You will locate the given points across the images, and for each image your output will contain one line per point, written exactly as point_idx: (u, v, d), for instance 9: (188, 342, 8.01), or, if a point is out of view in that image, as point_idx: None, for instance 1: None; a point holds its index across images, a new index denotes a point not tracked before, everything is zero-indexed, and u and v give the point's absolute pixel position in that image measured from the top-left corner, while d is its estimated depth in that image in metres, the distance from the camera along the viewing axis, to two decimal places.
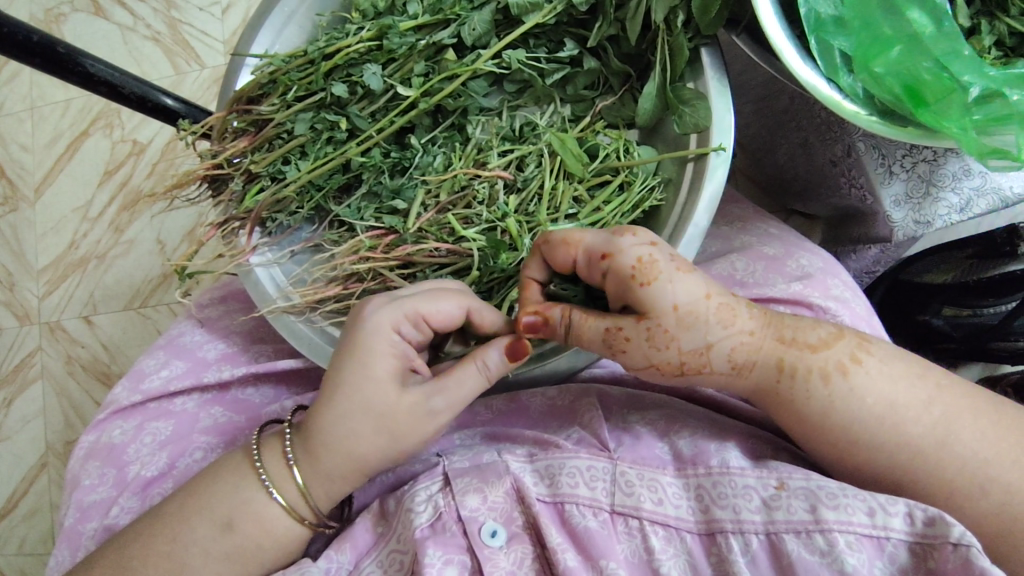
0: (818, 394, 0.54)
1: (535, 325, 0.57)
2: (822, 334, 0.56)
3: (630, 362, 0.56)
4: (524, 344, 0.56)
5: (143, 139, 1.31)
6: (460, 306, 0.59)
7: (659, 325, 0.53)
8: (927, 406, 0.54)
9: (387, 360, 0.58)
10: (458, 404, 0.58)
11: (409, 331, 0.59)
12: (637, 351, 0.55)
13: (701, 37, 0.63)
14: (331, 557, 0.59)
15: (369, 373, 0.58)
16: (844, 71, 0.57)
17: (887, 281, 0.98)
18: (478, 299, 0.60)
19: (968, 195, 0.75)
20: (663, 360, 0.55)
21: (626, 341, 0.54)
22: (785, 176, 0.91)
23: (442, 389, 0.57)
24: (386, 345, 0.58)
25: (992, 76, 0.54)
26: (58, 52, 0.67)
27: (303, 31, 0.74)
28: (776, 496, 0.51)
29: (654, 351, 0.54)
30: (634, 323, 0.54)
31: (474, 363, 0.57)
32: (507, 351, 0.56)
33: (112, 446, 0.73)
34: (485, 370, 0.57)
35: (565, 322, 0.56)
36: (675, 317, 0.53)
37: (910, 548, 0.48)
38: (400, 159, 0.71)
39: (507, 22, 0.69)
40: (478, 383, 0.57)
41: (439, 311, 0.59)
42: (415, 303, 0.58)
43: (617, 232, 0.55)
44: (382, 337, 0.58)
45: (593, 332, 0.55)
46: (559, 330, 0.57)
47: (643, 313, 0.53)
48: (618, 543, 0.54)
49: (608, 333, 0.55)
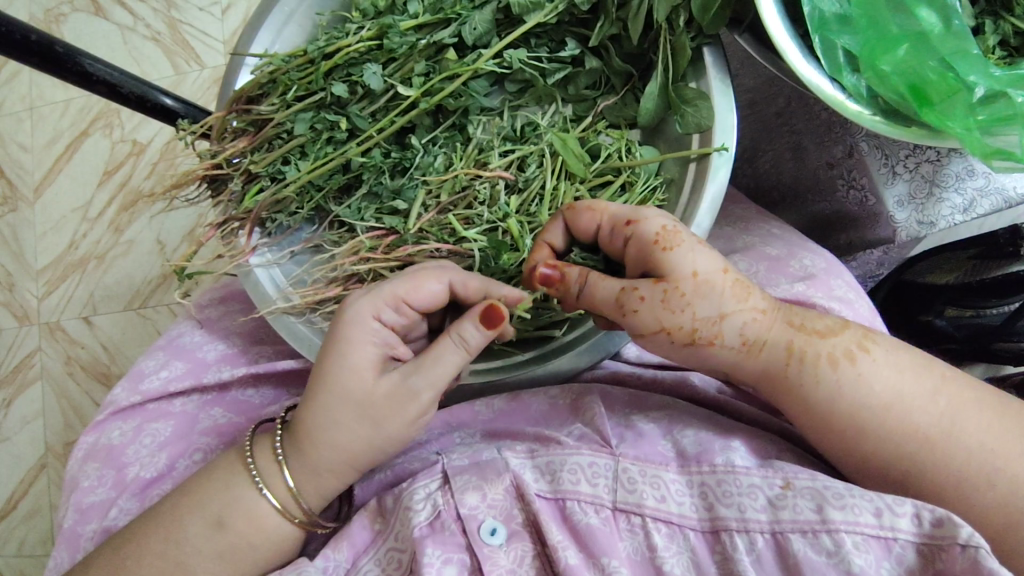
0: (828, 378, 0.54)
1: (551, 280, 0.56)
2: (828, 323, 0.56)
3: (639, 327, 0.54)
4: (498, 311, 0.54)
5: (143, 139, 1.31)
6: (439, 286, 0.59)
7: (676, 288, 0.52)
8: (933, 396, 0.54)
9: (366, 344, 0.58)
10: (439, 382, 0.57)
11: (389, 316, 0.60)
12: (649, 315, 0.53)
13: (704, 37, 0.62)
14: (328, 555, 0.58)
15: (344, 363, 0.58)
16: (848, 71, 0.56)
17: (891, 280, 0.96)
18: (458, 272, 0.60)
19: (972, 195, 0.75)
20: (674, 325, 0.53)
21: (640, 303, 0.53)
22: (762, 188, 0.87)
23: (420, 367, 0.57)
24: (366, 330, 0.59)
25: (997, 76, 0.53)
26: (56, 51, 0.66)
27: (303, 30, 0.73)
28: (782, 496, 0.51)
29: (667, 316, 0.53)
30: (651, 284, 0.53)
31: (450, 338, 0.56)
32: (481, 320, 0.54)
33: (112, 447, 0.73)
34: (463, 345, 0.56)
35: (581, 282, 0.55)
36: (693, 284, 0.52)
37: (918, 549, 0.47)
38: (400, 160, 0.71)
39: (509, 21, 0.69)
40: (457, 358, 0.56)
41: (419, 293, 0.59)
42: (391, 286, 0.59)
43: (642, 206, 0.56)
44: (362, 323, 0.59)
45: (606, 292, 0.54)
46: (573, 290, 0.55)
47: (661, 276, 0.53)
48: (620, 540, 0.54)
49: (621, 292, 0.53)
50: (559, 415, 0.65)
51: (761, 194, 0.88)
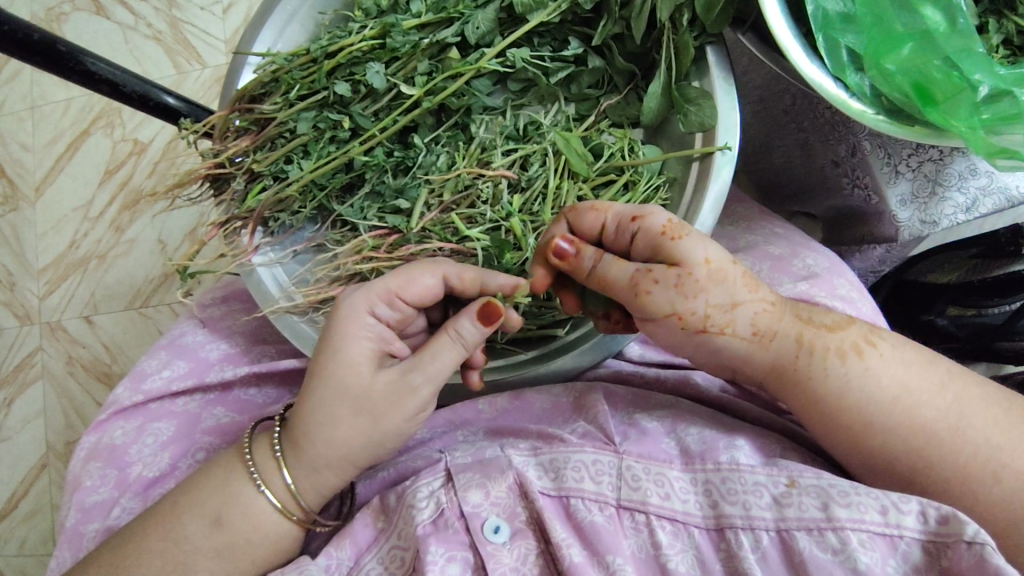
0: (837, 371, 0.54)
1: (565, 254, 0.56)
2: (835, 318, 0.57)
3: (652, 311, 0.54)
4: (496, 306, 0.55)
5: (144, 139, 1.31)
6: (433, 280, 0.60)
7: (690, 274, 0.53)
8: (939, 390, 0.54)
9: (361, 339, 0.59)
10: (437, 378, 0.58)
11: (384, 311, 0.61)
12: (662, 299, 0.54)
13: (707, 36, 0.62)
14: (331, 553, 0.58)
15: (341, 358, 0.58)
16: (852, 70, 0.56)
17: (891, 279, 0.96)
18: (452, 266, 0.61)
19: (974, 195, 0.74)
20: (687, 310, 0.54)
21: (654, 286, 0.54)
22: (779, 179, 0.92)
23: (418, 363, 0.57)
24: (360, 326, 0.59)
25: (1002, 75, 0.53)
26: (57, 50, 0.66)
27: (306, 29, 0.73)
28: (787, 493, 0.51)
29: (681, 301, 0.54)
30: (665, 269, 0.53)
31: (448, 335, 0.57)
32: (478, 317, 0.55)
33: (114, 447, 0.73)
34: (459, 341, 0.57)
35: (595, 261, 0.55)
36: (706, 270, 0.53)
37: (923, 546, 0.47)
38: (403, 159, 0.71)
39: (512, 20, 0.69)
40: (454, 354, 0.57)
41: (412, 288, 0.60)
42: (385, 281, 0.60)
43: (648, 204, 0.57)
44: (357, 319, 0.59)
45: (620, 273, 0.54)
46: (585, 266, 0.56)
47: (673, 263, 0.53)
48: (624, 538, 0.54)
49: (636, 276, 0.54)
50: (562, 413, 0.65)
51: (778, 185, 0.93)
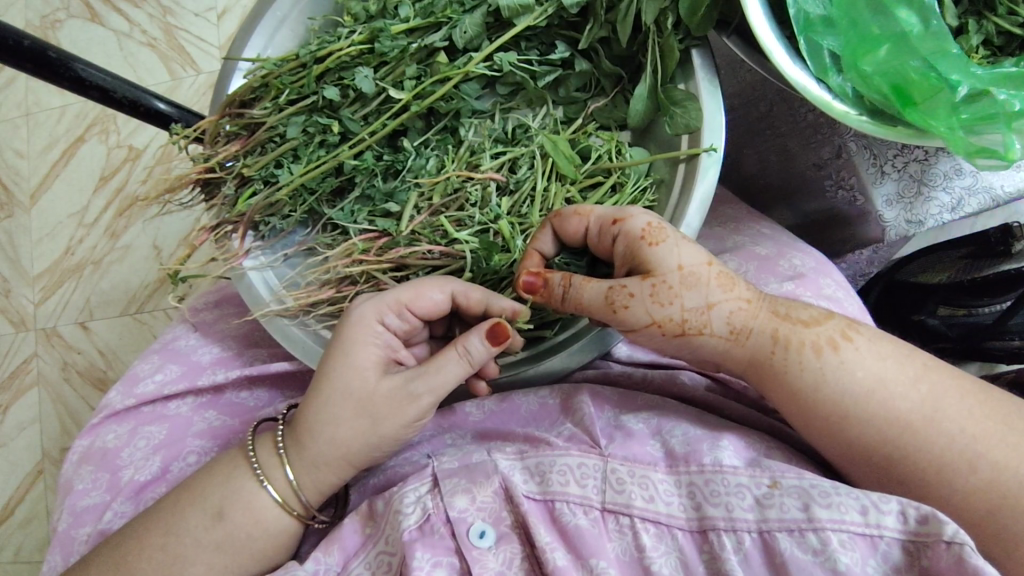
0: (812, 365, 0.55)
1: (534, 287, 0.57)
2: (813, 313, 0.57)
3: (631, 322, 0.55)
4: (503, 328, 0.56)
5: (139, 145, 1.32)
6: (440, 295, 0.61)
7: (663, 281, 0.54)
8: (914, 383, 0.54)
9: (370, 345, 0.60)
10: (440, 389, 0.59)
11: (393, 321, 0.61)
12: (640, 308, 0.55)
13: (691, 39, 0.63)
14: (319, 558, 0.58)
15: (349, 363, 0.59)
16: (833, 72, 0.57)
17: (882, 281, 0.97)
18: (460, 283, 0.61)
19: (959, 194, 0.78)
20: (664, 317, 0.55)
21: (629, 300, 0.55)
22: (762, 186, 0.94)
23: (423, 373, 0.58)
24: (370, 333, 0.60)
25: (977, 76, 0.55)
26: (48, 57, 0.66)
27: (296, 35, 0.75)
28: (769, 495, 0.51)
29: (656, 310, 0.55)
30: (639, 281, 0.54)
31: (457, 350, 0.57)
32: (487, 336, 0.57)
33: (107, 450, 0.73)
34: (467, 356, 0.57)
35: (564, 286, 0.56)
36: (679, 276, 0.54)
37: (903, 546, 0.48)
38: (393, 162, 0.72)
39: (499, 24, 0.70)
40: (461, 368, 0.58)
41: (420, 301, 0.61)
42: (395, 293, 0.60)
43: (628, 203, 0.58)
44: (366, 326, 0.60)
45: (594, 293, 0.55)
46: (556, 294, 0.57)
47: (649, 272, 0.54)
48: (608, 541, 0.54)
49: (610, 292, 0.55)
50: (550, 415, 0.66)
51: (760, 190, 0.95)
